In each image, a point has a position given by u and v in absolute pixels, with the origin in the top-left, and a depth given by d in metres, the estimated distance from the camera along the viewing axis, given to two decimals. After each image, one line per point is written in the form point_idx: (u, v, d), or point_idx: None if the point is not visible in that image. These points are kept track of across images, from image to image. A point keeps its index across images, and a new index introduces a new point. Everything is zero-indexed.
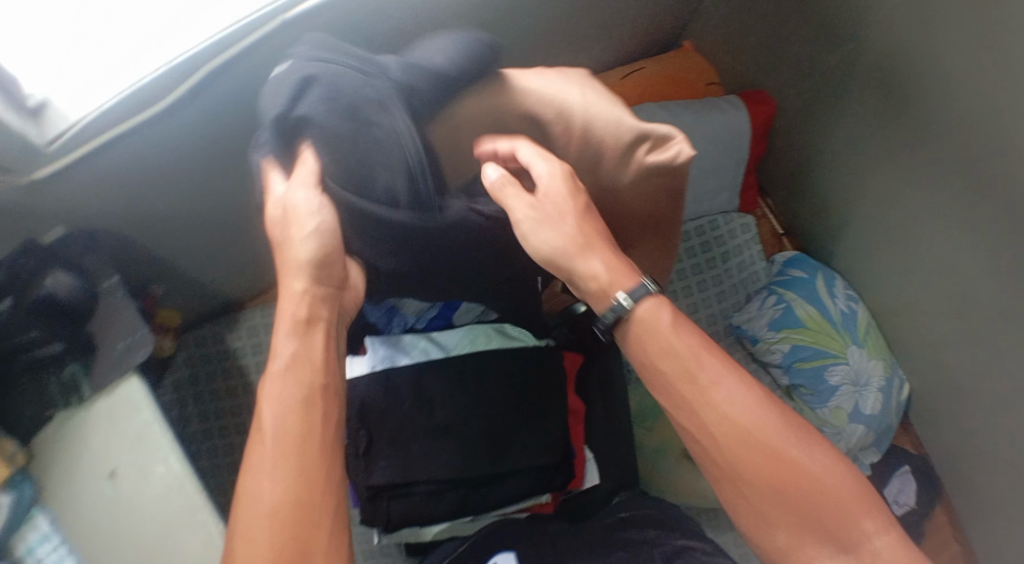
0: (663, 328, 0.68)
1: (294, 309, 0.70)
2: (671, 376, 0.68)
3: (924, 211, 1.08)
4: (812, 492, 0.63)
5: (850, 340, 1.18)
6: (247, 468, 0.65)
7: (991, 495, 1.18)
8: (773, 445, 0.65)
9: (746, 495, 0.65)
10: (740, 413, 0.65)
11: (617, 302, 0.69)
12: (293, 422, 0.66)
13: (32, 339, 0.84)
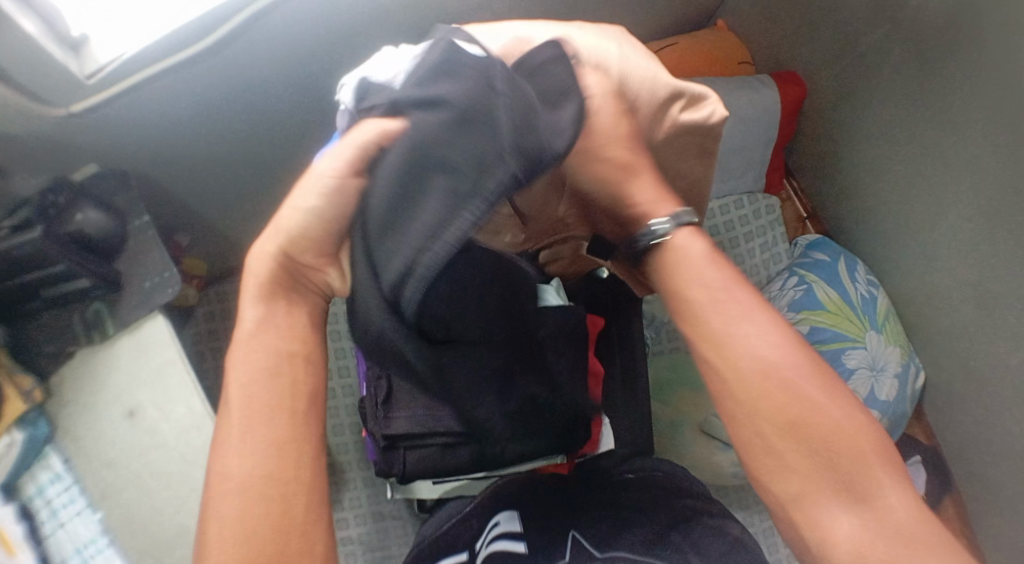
0: (695, 256, 0.66)
1: (257, 270, 0.61)
2: (698, 305, 0.65)
3: (956, 197, 1.07)
4: (826, 428, 0.59)
5: (869, 326, 1.18)
6: (214, 440, 0.58)
7: (1003, 487, 1.18)
8: (791, 380, 0.60)
9: (756, 426, 0.60)
10: (762, 347, 0.62)
11: (655, 226, 0.68)
12: (250, 385, 0.58)
13: (60, 273, 0.81)
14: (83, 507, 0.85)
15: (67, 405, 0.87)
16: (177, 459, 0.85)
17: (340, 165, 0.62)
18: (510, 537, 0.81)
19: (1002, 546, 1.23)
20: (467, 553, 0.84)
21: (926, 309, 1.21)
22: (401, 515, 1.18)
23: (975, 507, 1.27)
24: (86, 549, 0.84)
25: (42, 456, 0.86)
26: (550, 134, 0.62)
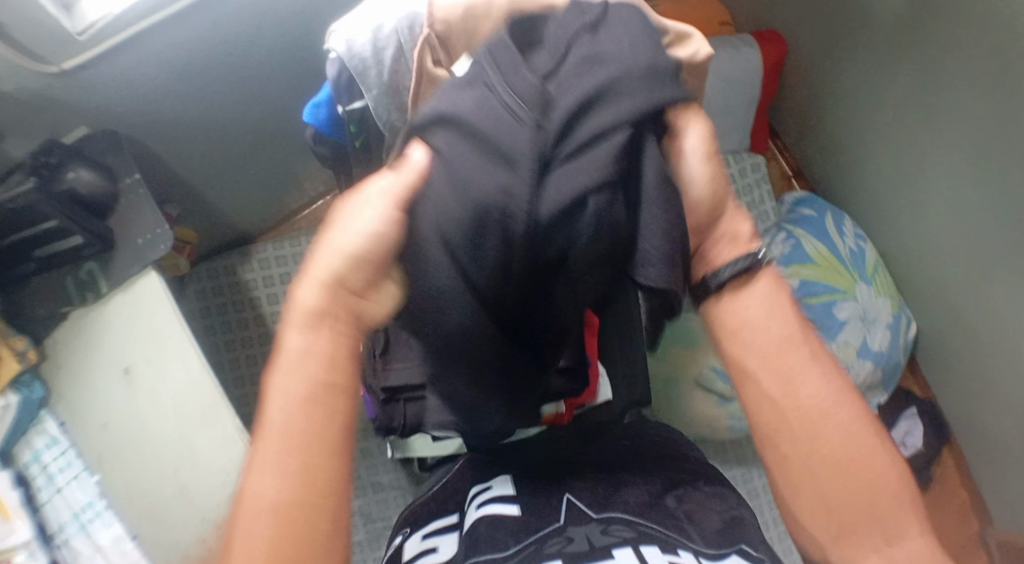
0: (764, 299, 0.64)
1: (306, 297, 0.55)
2: (759, 349, 0.62)
3: (941, 147, 1.09)
4: (870, 485, 0.58)
5: (859, 278, 1.20)
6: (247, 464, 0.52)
7: (999, 432, 1.20)
8: (843, 429, 0.60)
9: (810, 477, 0.59)
10: (816, 398, 0.61)
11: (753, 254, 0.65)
12: (304, 428, 0.52)
13: (53, 230, 0.81)
14: (80, 471, 0.84)
15: (61, 366, 0.86)
16: (172, 416, 0.84)
17: (392, 189, 0.58)
18: (504, 500, 0.81)
19: (1000, 492, 1.25)
20: (460, 514, 0.85)
21: (915, 259, 1.23)
22: (399, 485, 1.25)
23: (973, 454, 1.29)
24: (84, 514, 0.83)
25: (37, 421, 0.85)
26: (604, 105, 0.57)
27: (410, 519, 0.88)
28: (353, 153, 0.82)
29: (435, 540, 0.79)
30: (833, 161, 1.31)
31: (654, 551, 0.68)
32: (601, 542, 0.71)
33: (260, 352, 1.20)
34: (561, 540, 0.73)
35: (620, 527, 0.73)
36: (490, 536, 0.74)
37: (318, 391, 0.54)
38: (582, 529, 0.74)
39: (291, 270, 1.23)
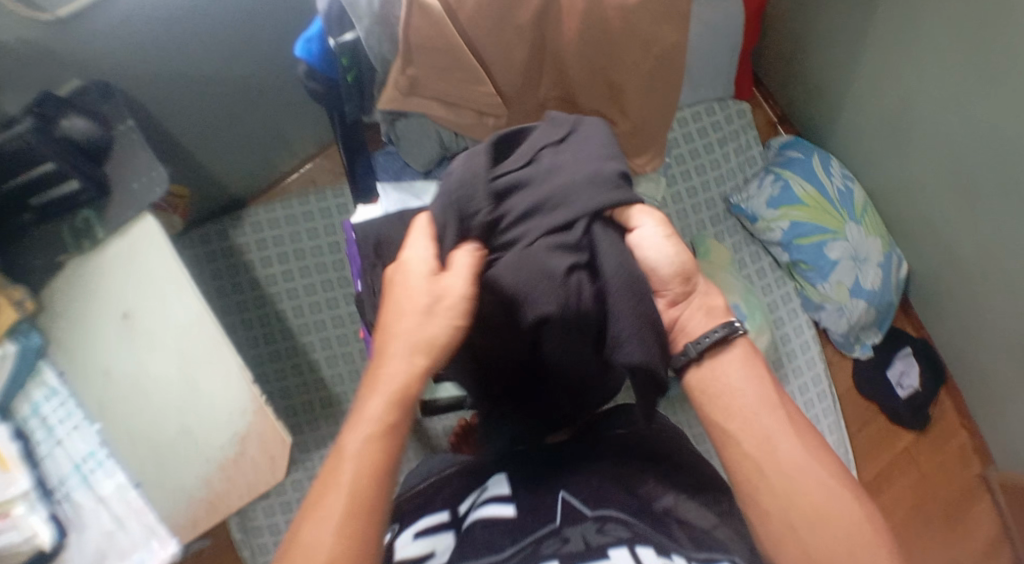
0: (738, 371, 0.67)
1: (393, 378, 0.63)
2: (738, 427, 0.65)
3: (920, 85, 1.10)
4: (846, 536, 0.61)
5: (848, 219, 1.22)
6: (304, 516, 0.60)
7: (995, 367, 1.21)
8: (816, 485, 0.62)
9: (798, 526, 0.61)
10: (791, 454, 0.64)
11: (701, 339, 0.68)
12: (364, 484, 0.60)
13: (52, 172, 0.82)
14: (81, 421, 0.83)
15: (60, 316, 0.86)
16: (174, 360, 0.84)
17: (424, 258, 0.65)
18: (498, 508, 0.72)
19: (999, 427, 1.27)
20: (449, 512, 0.75)
21: (903, 198, 1.25)
22: None
23: (971, 392, 1.30)
24: (86, 465, 0.82)
25: (35, 373, 0.84)
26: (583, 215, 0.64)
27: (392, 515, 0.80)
28: (345, 90, 0.82)
29: (422, 540, 0.70)
30: (819, 105, 1.33)
31: (652, 553, 0.60)
32: (598, 541, 0.63)
33: (256, 316, 1.20)
34: (556, 540, 0.64)
35: (615, 525, 0.65)
36: (479, 539, 0.67)
37: (372, 447, 0.61)
38: (578, 529, 0.65)
39: (283, 233, 1.23)
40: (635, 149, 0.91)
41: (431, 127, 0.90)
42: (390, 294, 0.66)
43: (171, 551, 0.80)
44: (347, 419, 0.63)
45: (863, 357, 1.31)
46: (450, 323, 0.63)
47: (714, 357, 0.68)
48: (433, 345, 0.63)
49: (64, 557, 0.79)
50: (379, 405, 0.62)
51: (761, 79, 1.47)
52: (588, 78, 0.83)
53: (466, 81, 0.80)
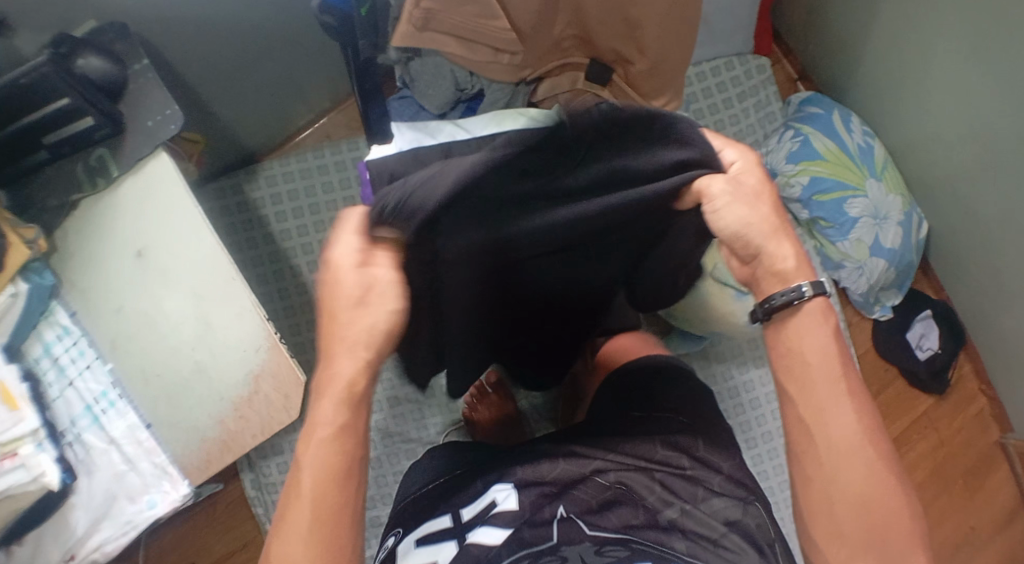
0: (814, 336, 0.68)
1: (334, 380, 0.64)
2: (796, 391, 0.68)
3: (941, 34, 1.07)
4: (881, 512, 0.66)
5: (869, 174, 1.20)
6: (278, 530, 0.64)
7: (1017, 330, 1.19)
8: (862, 467, 0.67)
9: (831, 493, 0.67)
10: (847, 432, 0.67)
11: (787, 293, 0.67)
12: (324, 488, 0.64)
13: (66, 108, 0.81)
14: (92, 361, 0.84)
15: (72, 256, 0.86)
16: (188, 298, 0.84)
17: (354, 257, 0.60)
18: (498, 521, 0.70)
19: (1020, 393, 1.24)
20: (451, 516, 0.73)
21: (926, 154, 1.22)
22: (416, 400, 1.21)
23: (992, 358, 1.27)
24: (97, 406, 0.84)
25: (47, 313, 0.84)
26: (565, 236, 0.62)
27: (399, 519, 0.79)
28: (359, 24, 0.80)
29: (424, 551, 0.70)
30: (840, 60, 1.30)
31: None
32: (597, 562, 0.63)
33: (271, 270, 1.20)
34: (554, 560, 0.64)
35: (613, 547, 0.66)
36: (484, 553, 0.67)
37: (339, 443, 0.65)
38: (577, 549, 0.65)
39: (298, 187, 1.22)
40: (649, 91, 0.91)
41: (446, 66, 0.89)
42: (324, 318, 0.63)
43: (181, 493, 0.84)
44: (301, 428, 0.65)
45: (882, 318, 1.29)
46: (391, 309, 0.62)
47: (796, 317, 0.68)
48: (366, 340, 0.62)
49: (74, 499, 0.83)
50: (332, 408, 0.64)
51: (780, 32, 1.43)
52: (602, 15, 0.82)
53: (480, 15, 0.80)
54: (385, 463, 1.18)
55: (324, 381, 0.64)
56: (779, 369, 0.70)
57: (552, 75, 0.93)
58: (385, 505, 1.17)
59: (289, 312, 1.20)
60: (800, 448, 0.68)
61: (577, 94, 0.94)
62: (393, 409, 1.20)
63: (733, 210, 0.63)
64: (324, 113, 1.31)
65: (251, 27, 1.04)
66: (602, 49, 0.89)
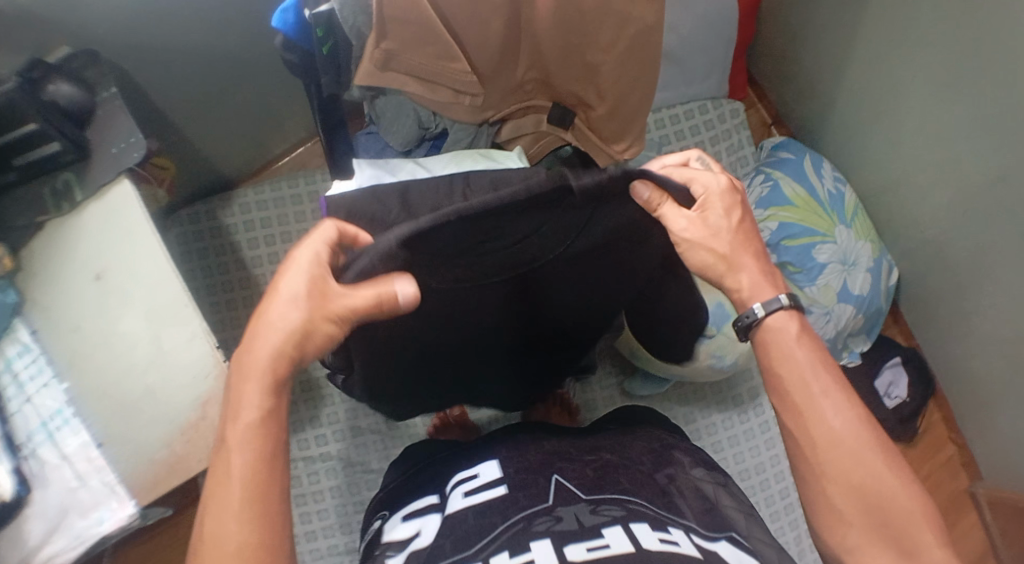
0: (790, 338, 0.71)
1: (266, 361, 0.65)
2: (787, 383, 0.70)
3: (913, 79, 1.08)
4: (886, 500, 0.65)
5: (838, 221, 1.21)
6: (208, 510, 0.61)
7: (985, 378, 1.18)
8: (859, 457, 0.66)
9: (840, 480, 0.66)
10: (839, 424, 0.67)
11: (751, 312, 0.73)
12: (253, 469, 0.62)
13: (33, 133, 0.83)
14: (50, 379, 0.84)
15: (36, 275, 0.86)
16: (141, 320, 0.85)
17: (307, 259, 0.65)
18: (492, 484, 0.74)
19: (989, 442, 1.23)
20: (439, 495, 0.79)
21: (898, 200, 1.22)
22: (380, 430, 1.22)
23: (961, 405, 1.27)
24: (52, 422, 0.83)
25: (9, 330, 0.84)
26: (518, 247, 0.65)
27: (386, 503, 0.86)
28: (321, 62, 0.83)
29: (417, 524, 0.75)
30: (812, 106, 1.32)
31: (644, 528, 0.63)
32: (591, 522, 0.65)
33: (241, 296, 1.22)
34: (549, 519, 0.65)
35: (608, 505, 0.68)
36: (483, 521, 0.67)
37: (260, 430, 0.64)
38: (571, 509, 0.67)
39: (270, 215, 1.24)
40: (611, 135, 0.92)
41: (408, 105, 0.91)
42: (260, 312, 0.66)
43: (128, 511, 0.82)
44: (225, 410, 0.65)
45: (851, 364, 1.28)
46: (333, 322, 0.64)
47: (763, 333, 0.73)
48: (295, 337, 0.65)
49: (27, 511, 0.80)
50: (258, 394, 0.64)
51: (755, 78, 1.46)
52: (562, 59, 0.84)
53: (440, 56, 0.81)
54: (346, 493, 1.18)
55: (246, 370, 0.65)
56: (767, 382, 0.73)
57: (515, 116, 0.95)
58: (348, 532, 1.17)
59: None
60: (798, 452, 0.69)
61: (540, 134, 0.98)
62: (355, 438, 1.21)
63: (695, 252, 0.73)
64: (300, 144, 1.36)
65: (225, 55, 1.08)
66: (562, 94, 0.91)
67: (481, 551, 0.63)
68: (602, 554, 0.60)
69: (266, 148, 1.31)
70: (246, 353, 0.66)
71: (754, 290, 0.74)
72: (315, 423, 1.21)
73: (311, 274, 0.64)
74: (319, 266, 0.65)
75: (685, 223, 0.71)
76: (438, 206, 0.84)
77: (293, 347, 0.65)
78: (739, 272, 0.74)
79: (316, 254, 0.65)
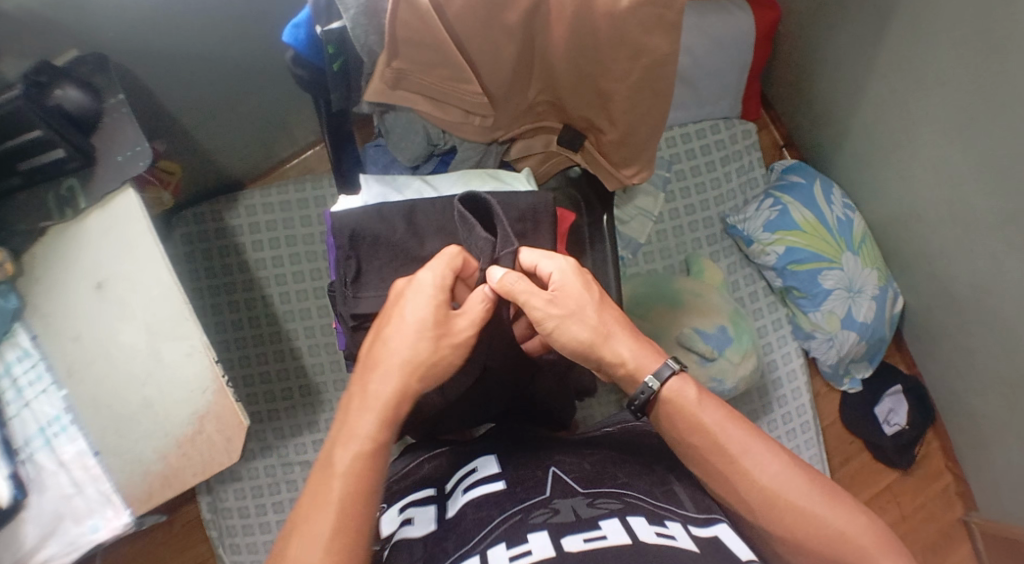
0: (689, 403, 0.70)
1: (383, 390, 0.66)
2: (704, 449, 0.69)
3: (927, 112, 1.07)
4: (825, 537, 0.65)
5: (846, 248, 1.21)
6: (299, 534, 0.60)
7: (985, 413, 1.18)
8: (794, 507, 0.66)
9: (787, 534, 0.66)
10: (767, 478, 0.67)
11: (646, 386, 0.70)
12: (352, 492, 0.62)
13: (38, 140, 0.82)
14: (49, 385, 0.82)
15: (37, 281, 0.85)
16: (141, 333, 0.83)
17: (429, 282, 0.70)
18: (490, 479, 0.74)
19: (985, 475, 1.23)
20: (435, 489, 0.79)
21: (905, 230, 1.22)
22: None
23: (959, 437, 1.26)
24: (49, 429, 0.82)
25: (9, 334, 0.83)
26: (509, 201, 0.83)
27: (386, 496, 0.83)
28: (331, 79, 0.82)
29: (410, 513, 0.74)
30: (823, 130, 1.31)
31: (642, 522, 0.63)
32: (588, 514, 0.65)
33: (243, 298, 1.22)
34: (547, 511, 0.66)
35: (605, 499, 0.68)
36: (476, 515, 0.68)
37: (361, 462, 0.63)
38: (569, 502, 0.67)
39: (276, 218, 1.24)
40: (621, 161, 0.91)
41: (418, 122, 0.90)
42: (375, 337, 0.70)
43: (123, 521, 0.80)
44: (336, 434, 0.65)
45: (851, 391, 1.30)
46: (455, 350, 0.70)
47: (667, 406, 0.71)
48: (417, 363, 0.67)
49: (22, 515, 0.79)
50: (373, 420, 0.65)
51: (769, 97, 1.45)
52: (576, 85, 0.83)
53: (452, 77, 0.81)
54: None
55: (362, 398, 0.67)
56: (683, 457, 0.71)
57: (525, 136, 0.95)
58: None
59: (258, 341, 1.22)
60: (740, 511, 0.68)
61: (549, 155, 0.97)
62: None
63: (565, 326, 0.70)
64: (309, 146, 1.36)
65: (235, 59, 1.07)
66: (573, 119, 0.91)
67: (478, 543, 0.64)
68: (600, 544, 0.59)
69: (275, 150, 1.31)
70: (363, 382, 0.68)
71: (637, 362, 0.70)
72: (313, 428, 1.20)
73: (435, 304, 0.69)
74: (440, 293, 0.70)
75: (547, 300, 0.70)
76: (445, 228, 0.84)
77: (416, 372, 0.67)
78: (615, 344, 0.71)
79: (436, 278, 0.70)
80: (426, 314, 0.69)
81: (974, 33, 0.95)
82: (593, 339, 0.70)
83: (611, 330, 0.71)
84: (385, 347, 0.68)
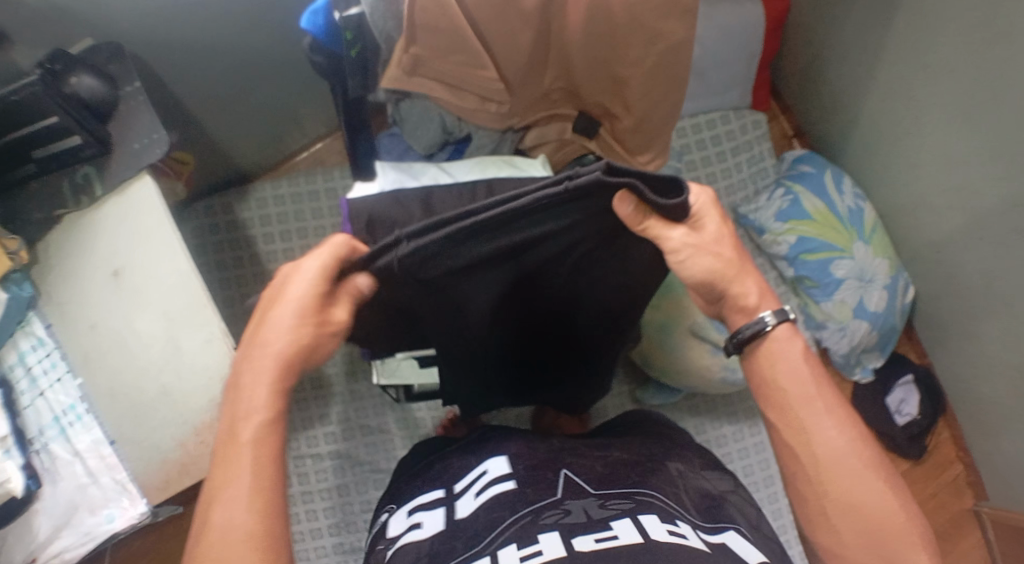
0: (795, 352, 0.69)
1: (269, 363, 0.63)
2: (790, 393, 0.68)
3: (936, 101, 1.07)
4: (879, 511, 0.63)
5: (856, 237, 1.22)
6: (217, 496, 0.59)
7: (995, 402, 1.18)
8: (856, 473, 0.64)
9: (842, 499, 0.64)
10: (843, 439, 0.66)
11: (761, 321, 0.69)
12: (266, 458, 0.61)
13: (54, 126, 0.82)
14: (64, 373, 0.81)
15: (51, 270, 0.84)
16: (158, 322, 0.83)
17: (316, 261, 0.63)
18: (500, 479, 0.70)
19: (997, 466, 1.23)
20: (444, 489, 0.75)
21: (914, 219, 1.22)
22: (387, 430, 1.21)
23: (970, 426, 1.26)
24: (65, 418, 0.80)
25: (23, 323, 0.82)
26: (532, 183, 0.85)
27: (395, 497, 0.82)
28: (348, 64, 0.81)
29: (418, 516, 0.71)
30: (833, 121, 1.32)
31: (653, 519, 0.61)
32: (600, 515, 0.62)
33: (254, 290, 1.22)
34: (558, 513, 0.63)
35: (617, 500, 0.65)
36: (488, 518, 0.64)
37: (265, 434, 0.62)
38: (580, 503, 0.65)
39: (287, 211, 1.24)
40: (635, 147, 0.91)
41: (434, 110, 0.91)
42: (263, 314, 0.65)
43: (139, 510, 0.80)
44: (234, 399, 0.63)
45: (862, 380, 1.30)
46: (335, 338, 0.66)
47: (768, 344, 0.70)
48: (302, 348, 0.64)
49: (37, 506, 0.78)
50: (267, 393, 0.63)
51: (778, 89, 1.46)
52: (591, 71, 0.84)
53: (468, 64, 0.81)
54: (354, 493, 1.17)
55: (252, 374, 0.64)
56: (761, 396, 0.70)
57: (539, 123, 0.95)
58: (316, 537, 1.14)
59: None
60: (796, 469, 0.66)
61: (564, 142, 0.97)
62: (366, 437, 1.20)
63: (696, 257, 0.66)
64: (319, 139, 1.36)
65: (247, 49, 1.07)
66: (589, 105, 0.91)
67: (482, 549, 0.61)
68: (611, 544, 0.57)
69: (287, 143, 1.32)
70: (250, 356, 0.65)
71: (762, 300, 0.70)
72: (325, 421, 1.21)
73: (320, 290, 0.63)
74: (326, 277, 0.63)
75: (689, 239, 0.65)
76: None
77: (294, 359, 0.64)
78: (746, 280, 0.69)
79: (324, 263, 0.63)
80: (303, 298, 0.62)
81: (980, 21, 0.96)
82: (725, 271, 0.68)
83: (743, 266, 0.70)
84: (265, 329, 0.64)
